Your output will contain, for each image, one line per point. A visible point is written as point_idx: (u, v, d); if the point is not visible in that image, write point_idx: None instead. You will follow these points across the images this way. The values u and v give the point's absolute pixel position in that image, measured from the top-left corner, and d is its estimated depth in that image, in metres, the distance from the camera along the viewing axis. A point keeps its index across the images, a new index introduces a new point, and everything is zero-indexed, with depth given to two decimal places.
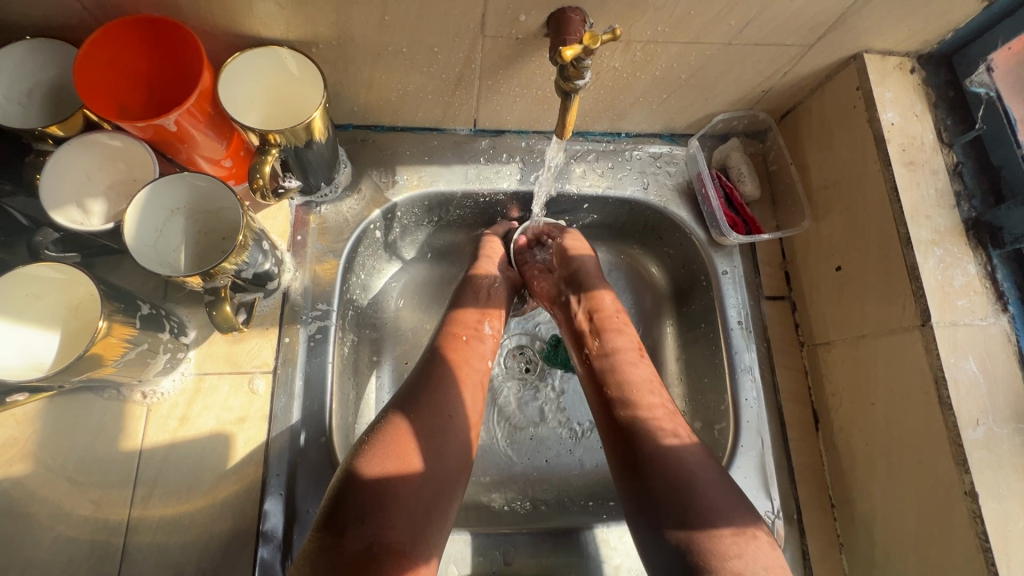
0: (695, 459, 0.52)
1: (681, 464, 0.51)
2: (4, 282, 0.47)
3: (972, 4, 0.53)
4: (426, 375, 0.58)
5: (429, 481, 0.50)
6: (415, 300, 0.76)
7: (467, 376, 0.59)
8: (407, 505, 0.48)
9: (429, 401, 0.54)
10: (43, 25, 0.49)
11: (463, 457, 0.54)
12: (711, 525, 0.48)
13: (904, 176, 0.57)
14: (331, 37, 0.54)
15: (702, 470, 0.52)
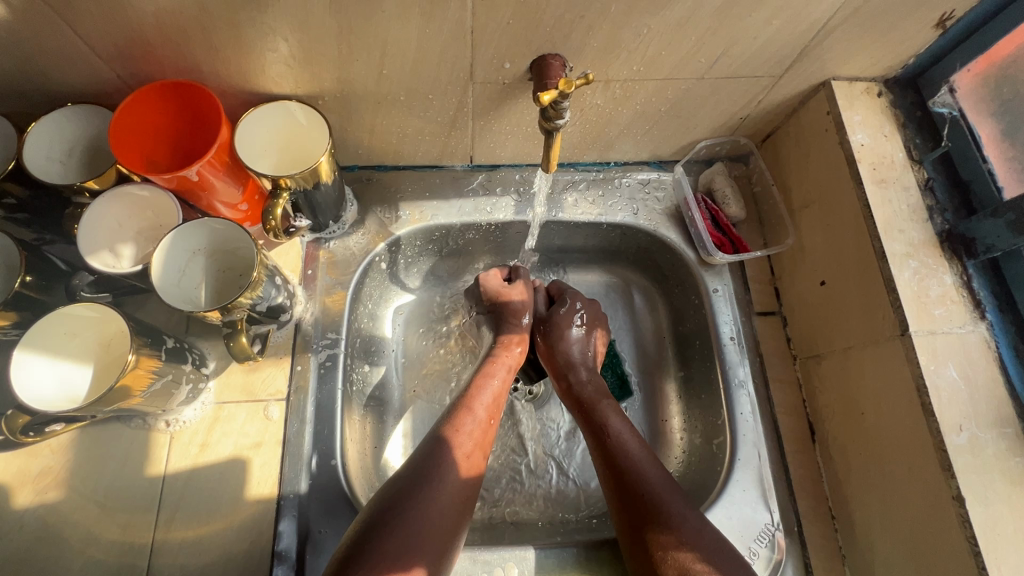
0: (660, 476, 0.58)
1: (649, 478, 0.57)
2: (45, 321, 0.52)
3: (928, 32, 0.57)
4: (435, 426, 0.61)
5: (444, 520, 0.54)
6: (425, 329, 0.80)
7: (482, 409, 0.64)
8: (423, 542, 0.51)
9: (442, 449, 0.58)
10: (82, 92, 0.56)
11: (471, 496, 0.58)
12: (672, 527, 0.53)
13: (876, 194, 0.59)
14: (335, 90, 0.59)
15: (659, 479, 0.58)
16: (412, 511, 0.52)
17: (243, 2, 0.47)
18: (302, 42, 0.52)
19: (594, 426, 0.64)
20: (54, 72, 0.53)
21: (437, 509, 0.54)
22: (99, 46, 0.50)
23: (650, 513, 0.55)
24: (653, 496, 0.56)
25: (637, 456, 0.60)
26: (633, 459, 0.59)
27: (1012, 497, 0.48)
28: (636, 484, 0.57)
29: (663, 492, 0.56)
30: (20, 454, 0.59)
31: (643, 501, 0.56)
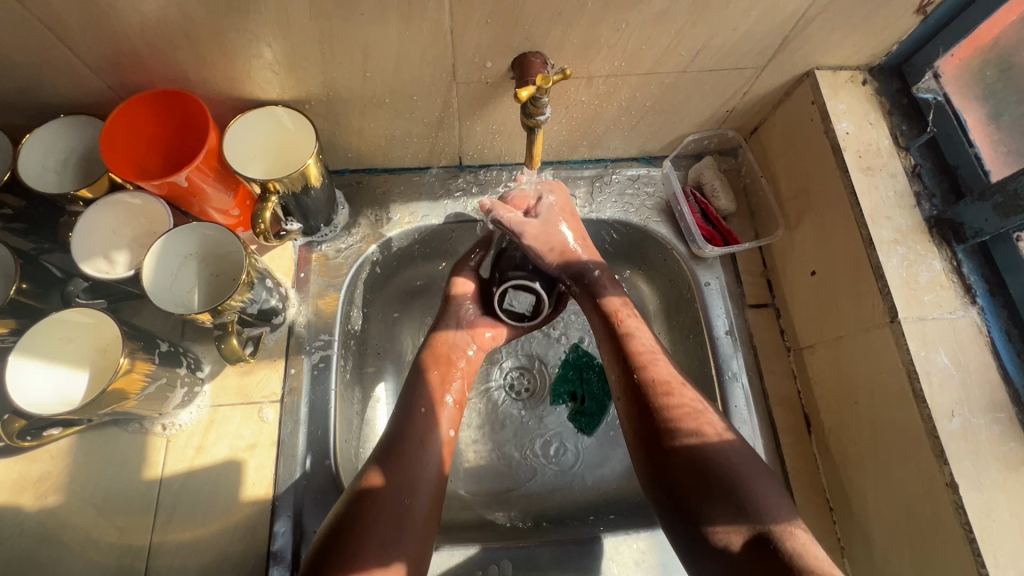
0: (754, 477, 0.51)
1: (733, 474, 0.52)
2: (41, 327, 0.53)
3: (909, 18, 0.57)
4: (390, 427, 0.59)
5: (411, 513, 0.52)
6: (411, 326, 0.81)
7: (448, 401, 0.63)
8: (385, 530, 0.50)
9: (404, 454, 0.56)
10: (74, 103, 0.57)
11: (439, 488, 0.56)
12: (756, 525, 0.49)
13: (863, 181, 0.59)
14: (321, 95, 0.60)
15: (750, 473, 0.52)
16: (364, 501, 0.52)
17: (225, 10, 0.48)
18: (285, 47, 0.53)
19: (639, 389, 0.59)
20: (47, 84, 0.54)
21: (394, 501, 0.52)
22: (88, 57, 0.52)
23: (744, 514, 0.49)
24: (748, 497, 0.50)
25: (734, 450, 0.53)
26: (724, 461, 0.52)
27: (1007, 482, 0.48)
28: (721, 486, 0.51)
29: (759, 490, 0.51)
30: (21, 460, 0.60)
31: (744, 502, 0.50)
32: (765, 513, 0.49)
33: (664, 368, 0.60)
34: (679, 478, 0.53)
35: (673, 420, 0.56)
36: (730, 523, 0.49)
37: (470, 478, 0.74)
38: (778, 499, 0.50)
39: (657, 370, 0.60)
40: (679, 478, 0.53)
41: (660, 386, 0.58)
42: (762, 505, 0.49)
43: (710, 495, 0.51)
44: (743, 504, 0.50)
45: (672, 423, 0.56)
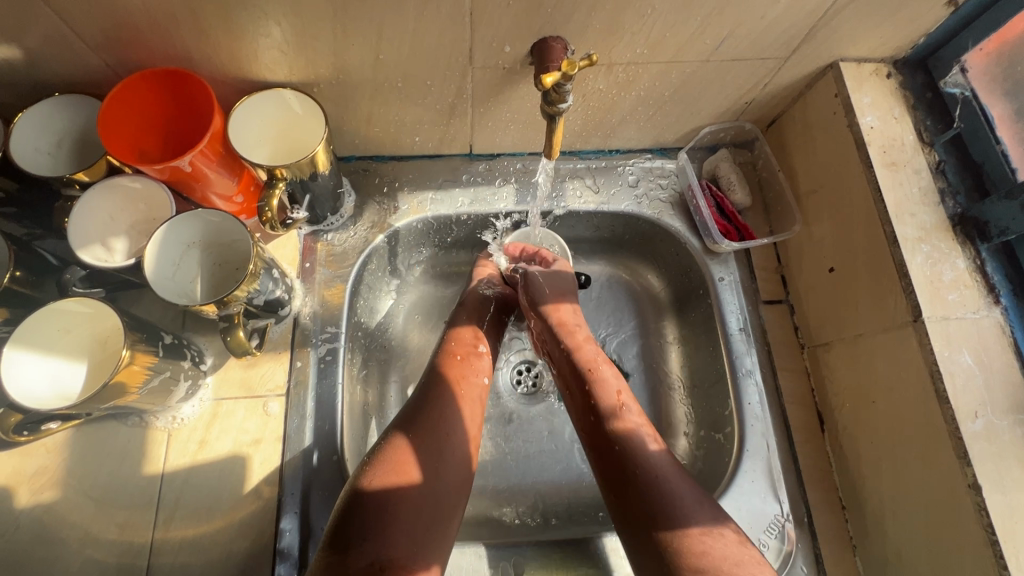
0: (673, 468, 0.54)
1: (644, 463, 0.54)
2: (36, 317, 0.51)
3: (940, 9, 0.55)
4: (421, 401, 0.57)
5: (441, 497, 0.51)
6: (413, 318, 0.78)
7: (463, 390, 0.60)
8: (424, 492, 0.50)
9: (426, 428, 0.54)
10: (70, 81, 0.54)
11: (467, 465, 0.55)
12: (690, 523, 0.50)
13: (887, 176, 0.58)
14: (331, 77, 0.58)
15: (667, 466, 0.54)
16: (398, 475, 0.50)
17: None
18: (295, 26, 0.50)
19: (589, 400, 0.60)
20: (41, 60, 0.51)
21: (429, 467, 0.52)
22: (85, 33, 0.49)
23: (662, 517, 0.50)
24: (670, 503, 0.51)
25: (648, 431, 0.57)
26: (639, 451, 0.54)
27: None
28: (642, 477, 0.53)
29: (681, 492, 0.52)
30: (15, 454, 0.58)
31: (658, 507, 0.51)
32: (686, 515, 0.50)
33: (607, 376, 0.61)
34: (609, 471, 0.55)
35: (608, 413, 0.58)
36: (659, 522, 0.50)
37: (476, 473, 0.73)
38: (670, 457, 0.55)
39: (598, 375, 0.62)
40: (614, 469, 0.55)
41: (608, 393, 0.60)
42: (681, 508, 0.50)
43: (628, 493, 0.53)
44: (664, 509, 0.51)
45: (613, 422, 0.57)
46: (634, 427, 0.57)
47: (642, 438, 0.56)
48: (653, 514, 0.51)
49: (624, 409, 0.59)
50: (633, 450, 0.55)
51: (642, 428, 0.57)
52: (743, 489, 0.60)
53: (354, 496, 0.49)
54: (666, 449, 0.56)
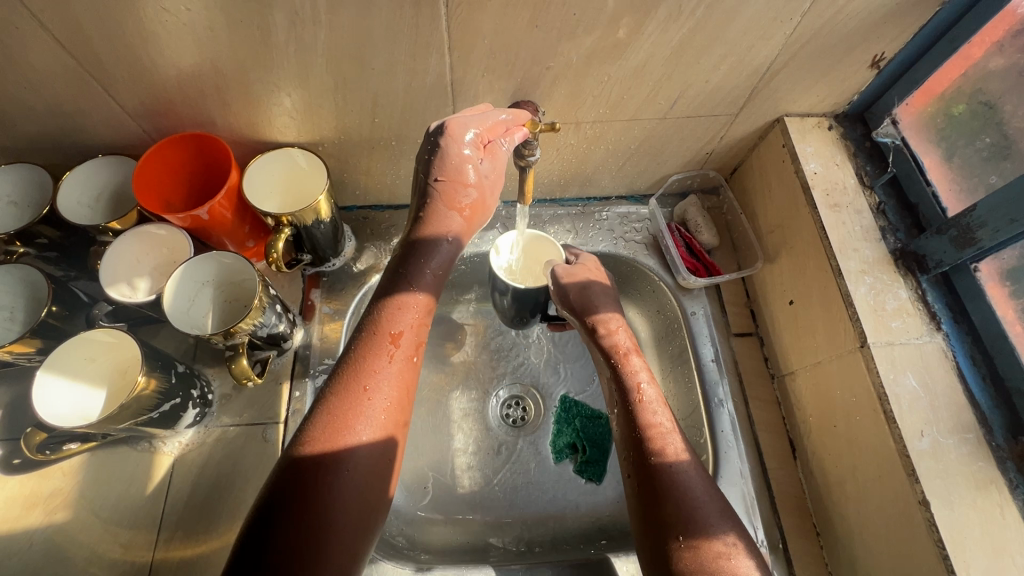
0: (707, 486, 0.56)
1: (676, 469, 0.56)
2: (68, 345, 0.57)
3: (865, 71, 0.63)
4: (357, 360, 0.55)
5: (363, 485, 0.50)
6: None
7: (401, 350, 0.56)
8: (343, 513, 0.48)
9: (347, 409, 0.52)
10: (111, 145, 0.63)
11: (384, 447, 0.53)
12: (707, 536, 0.51)
13: (831, 217, 0.64)
14: (334, 138, 0.66)
15: (693, 475, 0.56)
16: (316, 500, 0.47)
17: (251, 64, 0.55)
18: (303, 97, 0.59)
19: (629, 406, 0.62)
20: (89, 127, 0.60)
21: (336, 496, 0.48)
22: (128, 104, 0.58)
23: (692, 530, 0.52)
24: (693, 514, 0.53)
25: (682, 444, 0.59)
26: (676, 467, 0.56)
27: (976, 500, 0.50)
28: (688, 506, 0.53)
29: (702, 504, 0.54)
30: (34, 476, 0.63)
31: (682, 520, 0.52)
32: (705, 531, 0.52)
33: (652, 394, 0.63)
34: (645, 487, 0.56)
35: (644, 419, 0.60)
36: (682, 537, 0.52)
37: (465, 505, 0.76)
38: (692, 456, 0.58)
39: (630, 373, 0.64)
40: (648, 481, 0.56)
41: (642, 398, 0.62)
42: (702, 525, 0.52)
43: (664, 510, 0.53)
44: (685, 519, 0.52)
45: (646, 429, 0.59)
46: (663, 429, 0.59)
47: (669, 443, 0.58)
48: (684, 516, 0.53)
49: (653, 411, 0.61)
50: (670, 452, 0.57)
51: (673, 434, 0.59)
52: None
53: (280, 479, 0.48)
54: (689, 451, 0.58)
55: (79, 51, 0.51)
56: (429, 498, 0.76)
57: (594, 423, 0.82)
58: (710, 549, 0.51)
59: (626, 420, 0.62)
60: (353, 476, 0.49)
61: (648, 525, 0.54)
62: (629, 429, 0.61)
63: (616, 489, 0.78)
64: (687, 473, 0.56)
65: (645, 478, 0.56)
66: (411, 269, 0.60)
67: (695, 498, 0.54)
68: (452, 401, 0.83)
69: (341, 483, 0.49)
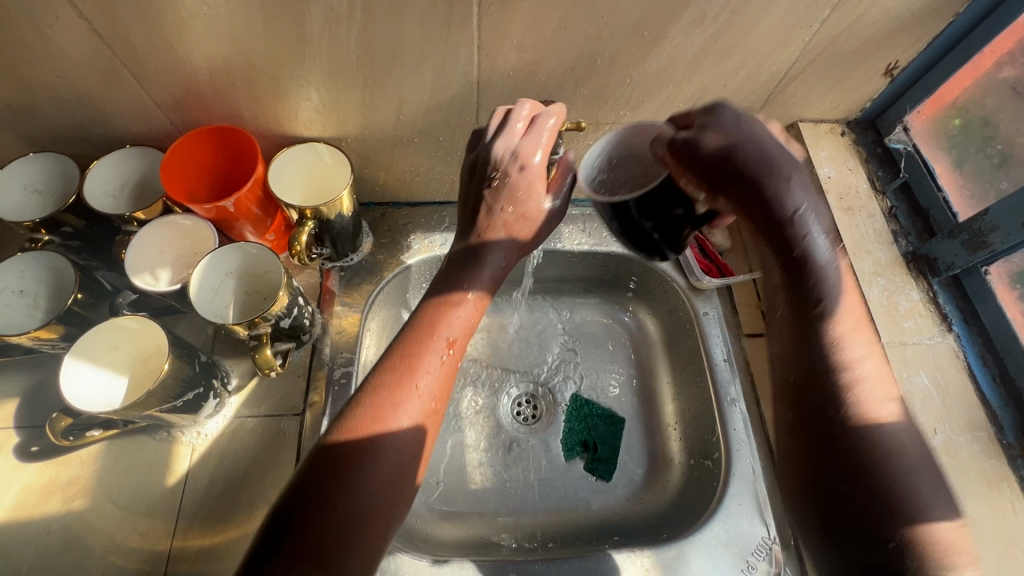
0: (916, 453, 0.41)
1: (877, 434, 0.41)
2: (97, 331, 0.58)
3: (879, 79, 0.65)
4: (396, 353, 0.54)
5: (381, 484, 0.47)
6: None
7: (445, 340, 0.55)
8: (354, 514, 0.45)
9: (381, 403, 0.50)
10: (138, 136, 0.64)
11: (420, 443, 0.51)
12: (925, 521, 0.39)
13: (845, 220, 0.65)
14: (357, 134, 0.67)
15: (912, 446, 0.40)
16: (341, 477, 0.46)
17: (283, 59, 0.56)
18: (331, 92, 0.60)
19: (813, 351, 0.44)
20: (116, 117, 0.61)
21: (354, 491, 0.46)
22: (158, 95, 0.59)
23: (890, 516, 0.39)
24: (911, 494, 0.40)
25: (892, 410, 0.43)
26: (883, 439, 0.41)
27: (987, 497, 0.51)
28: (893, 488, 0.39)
29: (921, 480, 0.40)
30: (52, 464, 0.63)
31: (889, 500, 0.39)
32: (919, 515, 0.39)
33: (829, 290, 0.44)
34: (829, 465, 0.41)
35: (839, 361, 0.43)
36: (883, 528, 0.39)
37: (477, 501, 0.77)
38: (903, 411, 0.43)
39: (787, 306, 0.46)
40: (833, 448, 0.42)
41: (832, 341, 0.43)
42: (910, 504, 0.39)
43: (851, 497, 0.40)
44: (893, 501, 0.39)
45: (838, 380, 0.42)
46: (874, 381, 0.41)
47: (871, 401, 0.42)
48: (893, 497, 0.39)
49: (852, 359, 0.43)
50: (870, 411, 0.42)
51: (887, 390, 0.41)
52: (730, 513, 0.64)
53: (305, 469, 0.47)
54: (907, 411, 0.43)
55: (114, 41, 0.52)
56: (442, 494, 0.76)
57: (606, 423, 0.81)
58: (924, 540, 0.38)
59: (805, 370, 0.44)
60: (371, 472, 0.47)
61: (821, 503, 0.42)
62: (816, 386, 0.43)
63: (628, 487, 0.78)
64: (899, 438, 0.41)
65: (828, 443, 0.42)
66: (468, 266, 0.57)
67: (904, 473, 0.40)
68: (464, 397, 0.83)
69: (359, 478, 0.47)
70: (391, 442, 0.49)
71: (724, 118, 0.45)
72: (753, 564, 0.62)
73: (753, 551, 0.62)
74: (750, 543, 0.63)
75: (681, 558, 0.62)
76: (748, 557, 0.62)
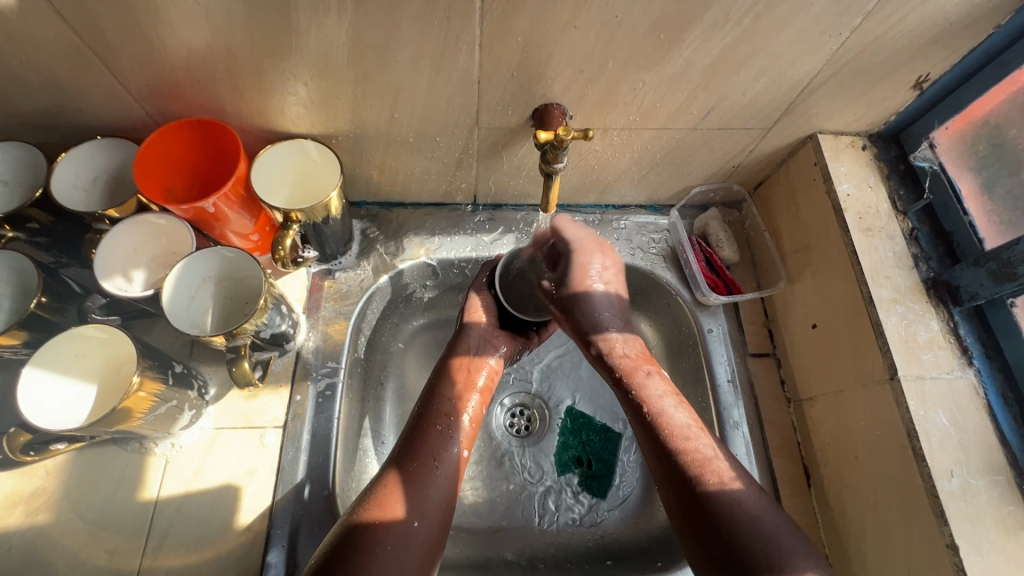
0: (768, 510, 0.52)
1: (734, 514, 0.51)
2: (58, 340, 0.54)
3: (907, 92, 0.61)
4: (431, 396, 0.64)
5: (415, 541, 0.53)
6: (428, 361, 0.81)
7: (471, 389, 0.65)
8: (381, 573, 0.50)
9: (415, 469, 0.57)
10: (111, 127, 0.60)
11: (450, 503, 0.57)
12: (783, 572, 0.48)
13: (863, 241, 0.62)
14: (348, 132, 0.63)
15: (768, 516, 0.51)
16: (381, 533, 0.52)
17: (267, 51, 0.51)
18: (320, 87, 0.56)
19: (658, 442, 0.57)
20: (88, 105, 0.56)
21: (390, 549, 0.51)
22: (131, 84, 0.54)
23: (755, 563, 0.49)
24: (767, 549, 0.49)
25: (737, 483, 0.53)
26: (724, 500, 0.52)
27: (1005, 546, 0.48)
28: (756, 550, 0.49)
29: (771, 532, 0.50)
30: (15, 474, 0.59)
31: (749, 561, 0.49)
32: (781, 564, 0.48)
33: (670, 411, 0.58)
34: (709, 537, 0.51)
35: (688, 459, 0.55)
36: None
37: (465, 517, 0.74)
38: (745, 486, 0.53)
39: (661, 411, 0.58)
40: (703, 531, 0.52)
41: (675, 430, 0.57)
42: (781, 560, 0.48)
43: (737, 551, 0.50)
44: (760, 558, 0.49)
45: (689, 467, 0.54)
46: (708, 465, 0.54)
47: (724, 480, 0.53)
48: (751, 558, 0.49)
49: (693, 449, 0.55)
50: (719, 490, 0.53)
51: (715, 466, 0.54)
52: None
53: (340, 535, 0.51)
54: (749, 484, 0.53)
55: (80, 23, 0.47)
56: None
57: (601, 437, 0.80)
58: None
59: (659, 461, 0.56)
60: (408, 523, 0.53)
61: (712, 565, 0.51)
62: (662, 451, 0.56)
63: (620, 506, 0.75)
64: (746, 507, 0.52)
65: (701, 528, 0.52)
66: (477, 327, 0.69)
67: (751, 532, 0.50)
68: None
69: (389, 535, 0.52)
70: (430, 489, 0.56)
71: (587, 264, 0.66)
72: None
73: None
74: None
75: None
76: None
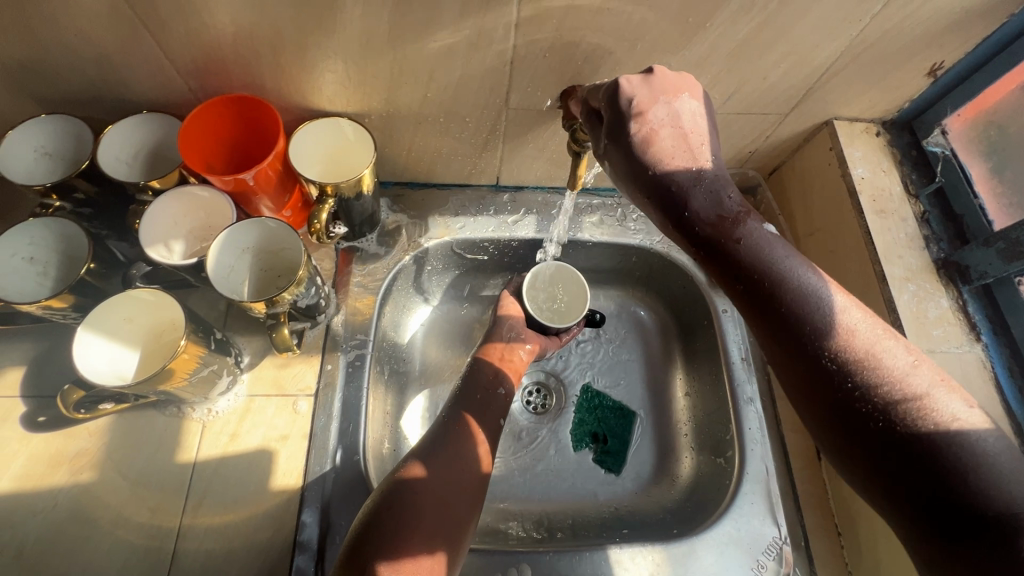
0: (983, 439, 0.40)
1: (930, 443, 0.40)
2: (111, 302, 0.56)
3: (922, 79, 0.63)
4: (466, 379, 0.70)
5: (452, 503, 0.57)
6: (450, 340, 0.83)
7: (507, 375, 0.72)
8: (419, 526, 0.54)
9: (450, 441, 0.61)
10: (154, 102, 0.62)
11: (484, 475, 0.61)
12: None
13: (877, 222, 0.64)
14: (381, 111, 0.65)
15: (995, 462, 0.39)
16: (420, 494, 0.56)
17: (312, 29, 0.53)
18: (359, 65, 0.58)
19: (809, 342, 0.45)
20: (134, 80, 0.58)
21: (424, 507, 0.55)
22: (178, 60, 0.56)
23: (991, 522, 0.38)
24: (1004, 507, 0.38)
25: (958, 399, 0.42)
26: (968, 447, 0.39)
27: None
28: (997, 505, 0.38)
29: (1015, 482, 0.39)
30: (59, 435, 0.62)
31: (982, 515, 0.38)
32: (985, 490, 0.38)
33: (828, 294, 0.46)
34: (882, 464, 0.42)
35: (859, 365, 0.43)
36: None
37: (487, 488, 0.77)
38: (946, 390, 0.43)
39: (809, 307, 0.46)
40: (900, 467, 0.41)
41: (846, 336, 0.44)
42: None
43: (939, 497, 0.39)
44: (992, 515, 0.38)
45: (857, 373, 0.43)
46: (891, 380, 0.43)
47: (920, 401, 0.42)
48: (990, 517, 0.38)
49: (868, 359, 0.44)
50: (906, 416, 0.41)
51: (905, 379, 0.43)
52: (743, 512, 0.66)
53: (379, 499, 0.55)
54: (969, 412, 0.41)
55: None
56: None
57: (616, 415, 0.82)
58: None
59: (812, 368, 0.45)
60: (440, 484, 0.57)
61: (884, 505, 0.42)
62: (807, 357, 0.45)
63: (635, 479, 0.78)
64: (970, 441, 0.40)
65: (876, 455, 0.42)
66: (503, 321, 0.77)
67: (977, 480, 0.39)
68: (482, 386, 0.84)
69: (424, 494, 0.56)
70: (464, 459, 0.60)
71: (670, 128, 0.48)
72: (762, 563, 0.63)
73: (763, 550, 0.64)
74: (761, 542, 0.64)
75: (691, 554, 0.63)
76: (757, 555, 0.64)
